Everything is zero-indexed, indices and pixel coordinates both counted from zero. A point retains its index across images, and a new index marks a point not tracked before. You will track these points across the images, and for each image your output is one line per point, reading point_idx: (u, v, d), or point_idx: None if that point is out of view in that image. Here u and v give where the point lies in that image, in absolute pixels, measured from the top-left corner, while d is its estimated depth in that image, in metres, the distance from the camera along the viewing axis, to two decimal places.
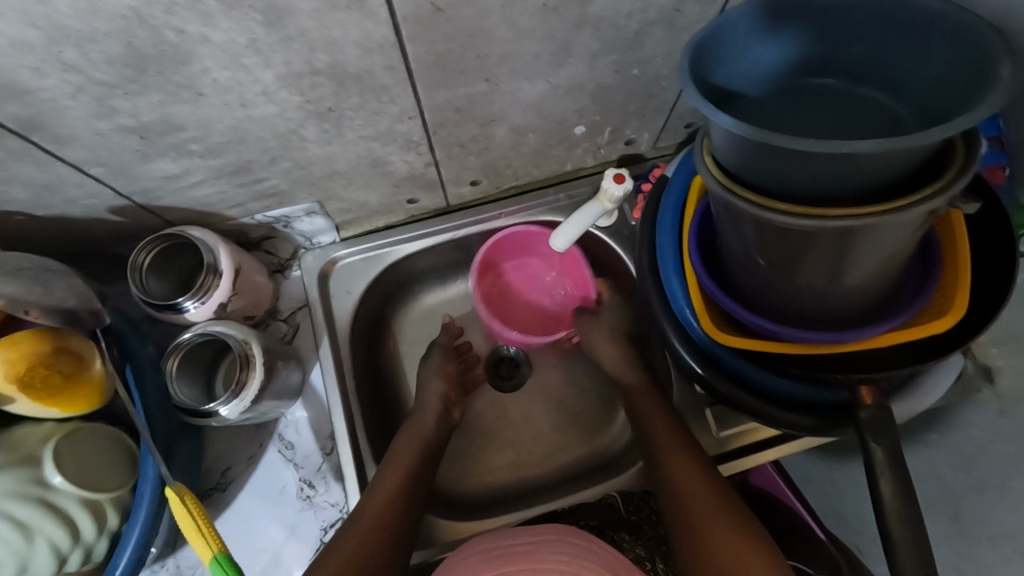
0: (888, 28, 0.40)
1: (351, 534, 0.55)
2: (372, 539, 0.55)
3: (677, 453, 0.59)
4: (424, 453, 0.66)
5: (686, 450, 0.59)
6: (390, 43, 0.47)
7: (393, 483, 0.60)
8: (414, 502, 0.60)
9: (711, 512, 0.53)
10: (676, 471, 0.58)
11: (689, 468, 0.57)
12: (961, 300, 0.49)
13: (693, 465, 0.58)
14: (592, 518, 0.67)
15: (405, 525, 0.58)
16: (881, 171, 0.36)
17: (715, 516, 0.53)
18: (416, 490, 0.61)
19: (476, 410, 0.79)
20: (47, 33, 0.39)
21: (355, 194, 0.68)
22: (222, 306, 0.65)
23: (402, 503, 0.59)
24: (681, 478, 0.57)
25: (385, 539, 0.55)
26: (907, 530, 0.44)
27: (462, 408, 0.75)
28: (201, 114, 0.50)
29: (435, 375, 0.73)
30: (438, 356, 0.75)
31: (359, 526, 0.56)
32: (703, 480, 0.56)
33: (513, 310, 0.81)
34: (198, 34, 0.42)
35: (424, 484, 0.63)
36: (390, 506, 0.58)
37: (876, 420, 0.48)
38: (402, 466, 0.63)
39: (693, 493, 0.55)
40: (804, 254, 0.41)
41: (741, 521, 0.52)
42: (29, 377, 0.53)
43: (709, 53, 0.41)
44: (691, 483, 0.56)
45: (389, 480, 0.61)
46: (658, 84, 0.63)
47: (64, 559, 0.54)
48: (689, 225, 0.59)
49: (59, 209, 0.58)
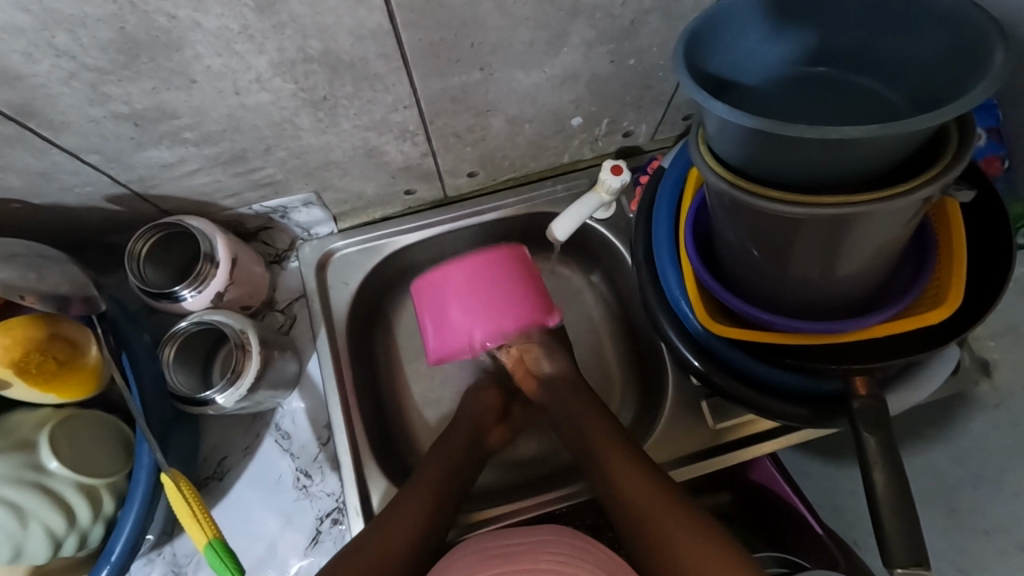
0: (885, 16, 0.40)
1: (372, 542, 0.56)
2: (401, 543, 0.56)
3: (622, 461, 0.59)
4: (448, 470, 0.65)
5: (642, 475, 0.57)
6: (382, 31, 0.47)
7: (422, 488, 0.62)
8: (446, 507, 0.62)
9: (691, 539, 0.51)
10: (640, 500, 0.55)
11: (649, 495, 0.55)
12: (956, 290, 0.49)
13: (648, 488, 0.56)
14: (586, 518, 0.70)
15: (430, 522, 0.59)
16: (876, 158, 0.35)
17: (689, 541, 0.51)
18: (447, 498, 0.62)
19: None
20: (38, 18, 0.39)
21: (352, 184, 0.68)
22: (219, 295, 0.65)
23: (422, 505, 0.60)
24: (647, 510, 0.54)
25: (408, 543, 0.57)
26: (898, 518, 0.44)
27: (505, 430, 0.74)
28: (195, 102, 0.50)
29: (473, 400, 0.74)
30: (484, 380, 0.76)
31: (382, 535, 0.57)
32: (650, 490, 0.56)
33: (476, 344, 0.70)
34: (190, 19, 0.42)
35: (450, 492, 0.63)
36: (417, 513, 0.59)
37: (867, 411, 0.48)
38: (437, 476, 0.64)
39: (660, 521, 0.53)
40: (800, 244, 0.41)
41: (717, 548, 0.50)
42: (24, 362, 0.54)
43: (703, 43, 0.41)
44: (660, 514, 0.53)
45: (419, 490, 0.61)
46: (655, 75, 0.62)
47: (60, 544, 0.54)
48: (684, 217, 0.59)
49: (56, 197, 0.58)
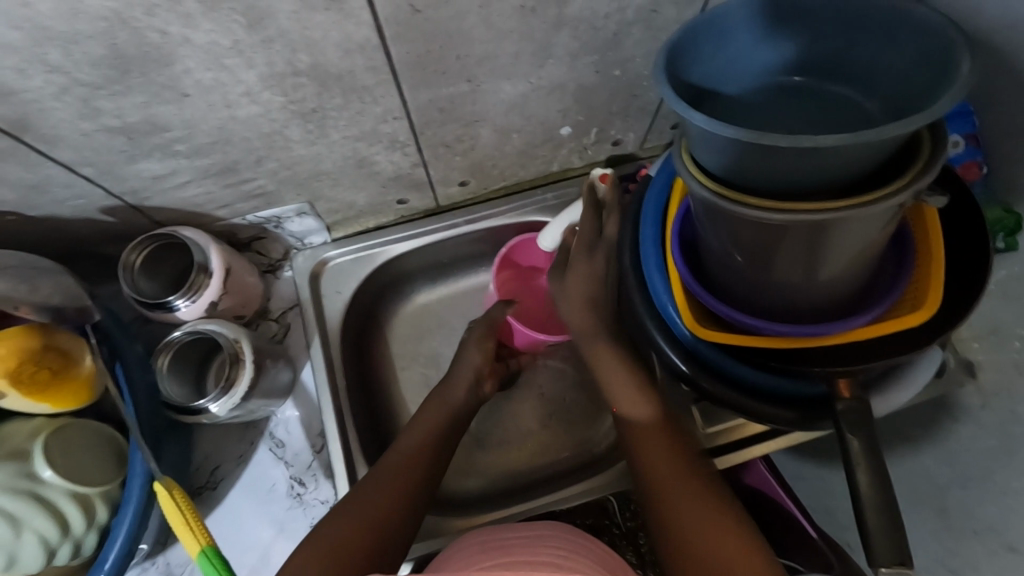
0: (855, 27, 0.41)
1: (351, 510, 0.55)
2: (381, 508, 0.55)
3: (646, 427, 0.60)
4: (434, 450, 0.63)
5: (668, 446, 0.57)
6: (370, 44, 0.48)
7: (396, 469, 0.59)
8: (422, 496, 0.59)
9: (730, 554, 0.47)
10: (677, 492, 0.53)
11: (670, 469, 0.55)
12: (935, 295, 0.50)
13: (667, 454, 0.57)
14: (586, 518, 0.72)
15: (406, 508, 0.57)
16: (850, 165, 0.36)
17: (707, 524, 0.50)
18: (433, 471, 0.62)
19: (484, 419, 0.79)
20: (30, 35, 0.40)
21: (343, 194, 0.69)
22: (213, 304, 0.66)
23: (400, 485, 0.58)
24: (691, 510, 0.51)
25: (388, 526, 0.55)
26: (882, 519, 0.45)
27: (497, 380, 0.74)
28: (186, 115, 0.51)
29: (476, 349, 0.72)
30: (480, 330, 0.73)
31: (361, 505, 0.55)
32: (673, 456, 0.56)
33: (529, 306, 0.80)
34: (181, 35, 0.43)
35: (434, 474, 0.62)
36: (395, 492, 0.57)
37: (853, 412, 0.49)
38: (417, 445, 0.62)
39: (701, 528, 0.50)
40: (780, 248, 0.42)
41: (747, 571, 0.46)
42: (18, 373, 0.54)
43: (682, 53, 0.41)
44: (706, 520, 0.50)
45: (394, 471, 0.59)
46: (640, 84, 0.64)
47: (53, 552, 0.54)
48: (670, 222, 0.60)
49: (49, 210, 0.59)
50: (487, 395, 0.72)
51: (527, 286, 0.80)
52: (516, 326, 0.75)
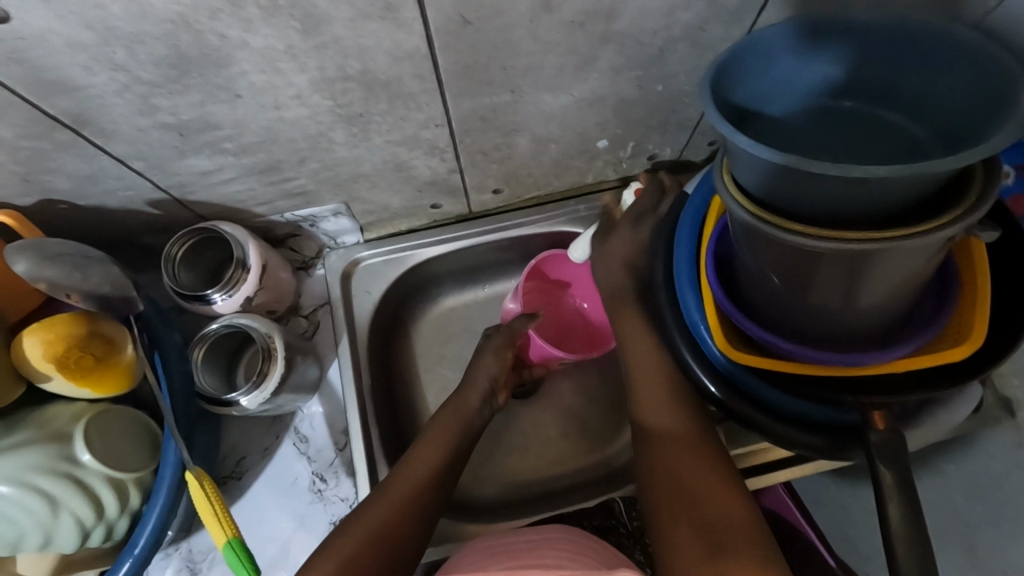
0: (909, 54, 0.41)
1: (367, 510, 0.56)
2: (394, 511, 0.56)
3: (657, 406, 0.60)
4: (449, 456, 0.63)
5: (681, 424, 0.58)
6: (420, 53, 0.49)
7: (411, 473, 0.60)
8: (438, 500, 0.60)
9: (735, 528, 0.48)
10: (686, 469, 0.54)
11: (678, 449, 0.56)
12: (979, 330, 0.49)
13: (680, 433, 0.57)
14: (593, 519, 0.67)
15: (421, 512, 0.57)
16: (900, 195, 0.36)
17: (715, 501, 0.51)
18: (449, 474, 0.62)
19: (504, 426, 0.80)
20: (99, 34, 0.42)
21: (379, 197, 0.70)
22: (248, 299, 0.67)
23: (415, 487, 0.59)
24: (711, 504, 0.50)
25: (403, 528, 0.55)
26: (913, 553, 0.44)
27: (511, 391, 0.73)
28: (237, 115, 0.52)
29: (492, 355, 0.71)
30: (499, 340, 0.73)
31: (378, 506, 0.56)
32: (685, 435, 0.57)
33: (552, 322, 0.80)
34: (239, 39, 0.44)
35: (447, 478, 0.62)
36: (410, 495, 0.58)
37: (888, 445, 0.47)
38: (436, 449, 0.63)
39: (724, 520, 0.49)
40: (818, 273, 0.41)
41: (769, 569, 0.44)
42: (65, 358, 0.56)
43: (729, 75, 0.41)
44: (727, 511, 0.49)
45: (412, 475, 0.60)
46: (681, 101, 0.63)
47: (87, 534, 0.56)
48: (706, 241, 0.59)
49: (99, 200, 0.61)
50: (501, 403, 0.72)
51: (552, 300, 0.80)
52: (535, 341, 0.74)
